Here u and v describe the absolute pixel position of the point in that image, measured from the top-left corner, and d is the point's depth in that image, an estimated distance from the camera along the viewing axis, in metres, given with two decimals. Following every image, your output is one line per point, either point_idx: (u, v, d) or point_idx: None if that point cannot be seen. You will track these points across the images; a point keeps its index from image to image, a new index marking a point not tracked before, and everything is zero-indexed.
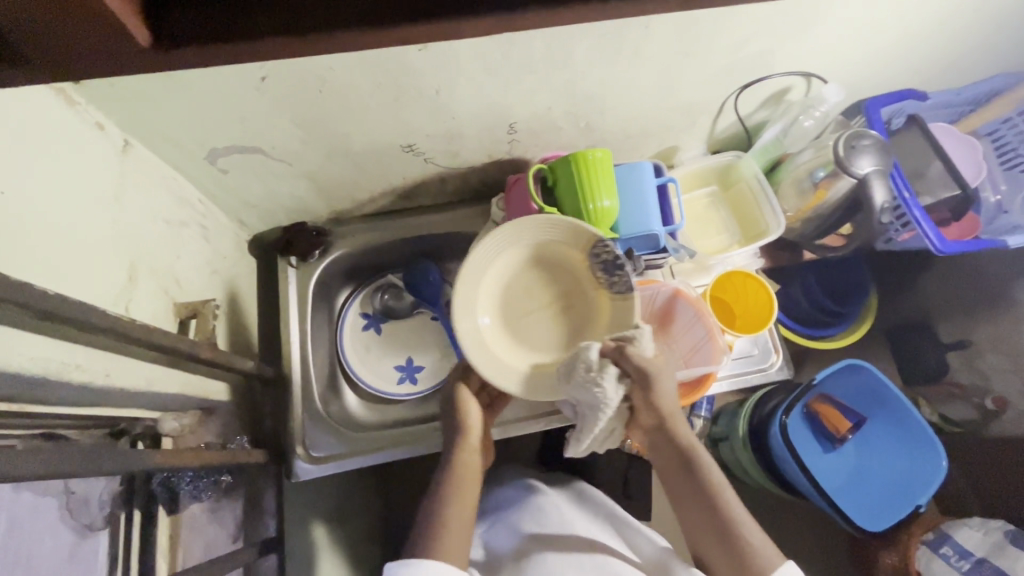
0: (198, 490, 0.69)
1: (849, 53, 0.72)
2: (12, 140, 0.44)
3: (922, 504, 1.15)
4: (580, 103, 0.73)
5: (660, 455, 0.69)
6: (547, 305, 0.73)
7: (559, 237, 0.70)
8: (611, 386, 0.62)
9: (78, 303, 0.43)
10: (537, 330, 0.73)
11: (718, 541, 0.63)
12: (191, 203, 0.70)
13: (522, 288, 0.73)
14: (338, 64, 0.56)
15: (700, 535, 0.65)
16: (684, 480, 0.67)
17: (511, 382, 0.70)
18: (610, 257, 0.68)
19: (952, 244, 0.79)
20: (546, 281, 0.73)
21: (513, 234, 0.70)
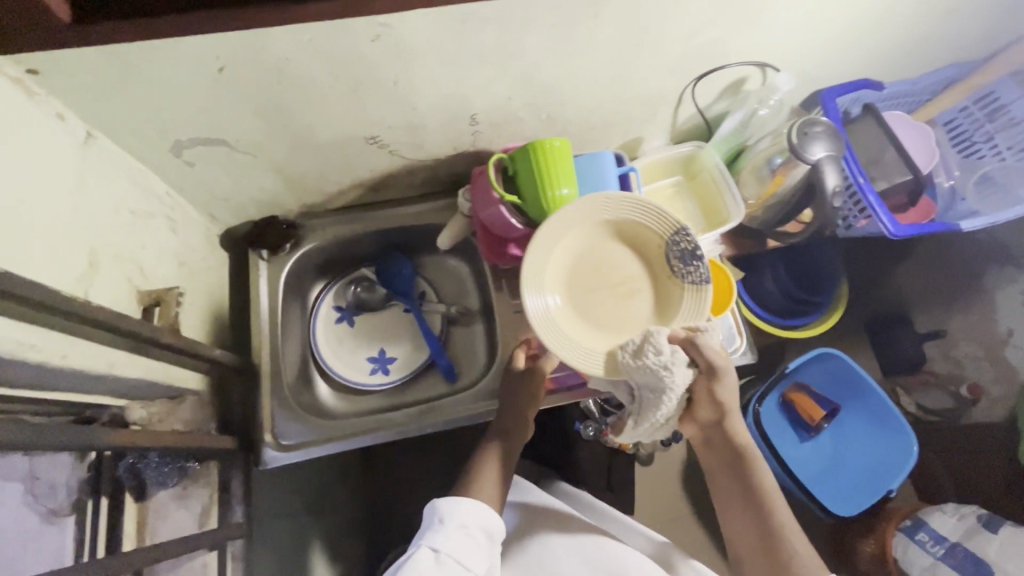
0: (164, 476, 0.69)
1: (799, 43, 0.74)
2: None
3: (894, 490, 1.17)
4: (539, 94, 0.75)
5: (713, 447, 0.77)
6: (617, 284, 0.74)
7: (642, 220, 0.73)
8: (678, 371, 0.64)
9: (33, 282, 0.45)
10: (603, 307, 0.73)
11: (755, 529, 0.74)
12: (158, 195, 0.72)
13: (593, 265, 0.74)
14: (293, 55, 0.58)
15: (740, 523, 0.76)
16: (733, 472, 0.77)
17: (572, 352, 0.70)
18: (689, 247, 0.70)
19: (905, 228, 0.82)
20: (618, 262, 0.74)
21: (591, 212, 0.73)
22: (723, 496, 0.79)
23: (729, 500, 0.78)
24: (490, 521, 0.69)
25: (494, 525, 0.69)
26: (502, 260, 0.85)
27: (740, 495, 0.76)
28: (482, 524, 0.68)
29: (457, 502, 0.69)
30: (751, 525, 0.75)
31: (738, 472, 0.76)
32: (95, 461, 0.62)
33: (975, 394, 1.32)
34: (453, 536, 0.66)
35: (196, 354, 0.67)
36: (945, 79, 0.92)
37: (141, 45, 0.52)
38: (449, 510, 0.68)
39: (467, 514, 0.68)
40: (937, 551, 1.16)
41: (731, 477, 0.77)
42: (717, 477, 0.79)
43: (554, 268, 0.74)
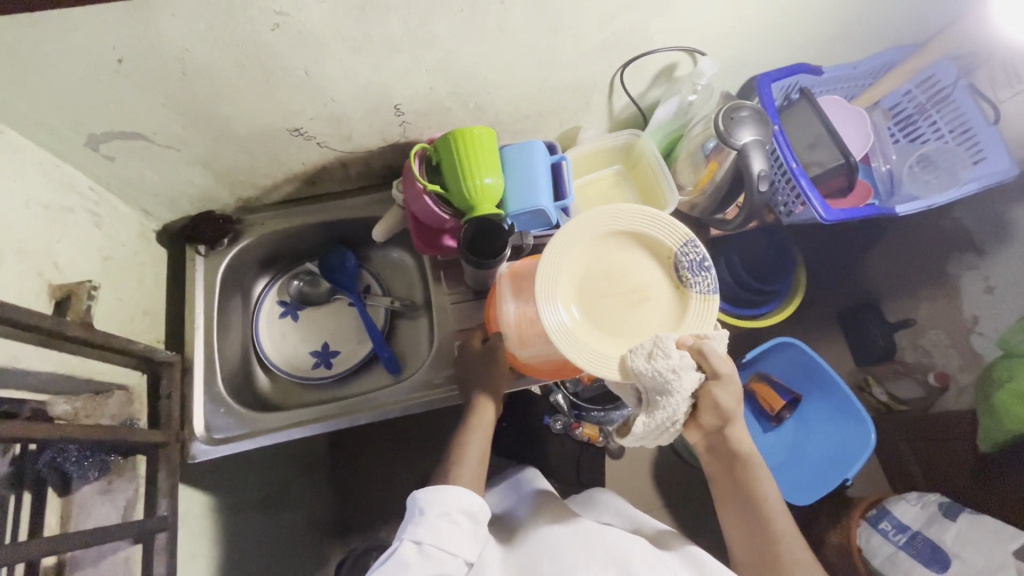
0: (85, 469, 0.69)
1: (720, 27, 0.74)
2: None
3: (849, 479, 1.15)
4: (461, 84, 0.75)
5: (715, 454, 0.75)
6: (627, 293, 0.68)
7: (654, 227, 0.68)
8: (686, 376, 0.61)
9: None
10: (615, 316, 0.67)
11: (752, 536, 0.73)
12: (79, 190, 0.72)
13: (604, 272, 0.68)
14: (192, 45, 0.58)
15: (738, 529, 0.74)
16: (732, 481, 0.74)
17: (586, 360, 0.64)
18: (697, 256, 0.66)
19: (835, 212, 0.83)
20: (632, 269, 0.69)
21: (600, 219, 0.69)
22: (722, 501, 0.76)
23: (728, 505, 0.76)
24: (472, 501, 0.66)
25: (478, 506, 0.66)
26: (436, 251, 0.85)
27: (740, 502, 0.74)
28: (466, 508, 0.65)
29: (437, 490, 0.66)
30: (745, 529, 0.74)
31: (737, 477, 0.74)
32: (18, 455, 0.62)
33: (942, 381, 1.26)
34: (435, 526, 0.63)
35: (113, 348, 0.67)
36: (887, 63, 0.92)
37: (27, 36, 0.52)
38: (429, 500, 0.65)
39: (448, 500, 0.65)
40: (898, 540, 1.10)
41: (731, 482, 0.75)
42: (717, 482, 0.76)
43: (564, 270, 0.68)
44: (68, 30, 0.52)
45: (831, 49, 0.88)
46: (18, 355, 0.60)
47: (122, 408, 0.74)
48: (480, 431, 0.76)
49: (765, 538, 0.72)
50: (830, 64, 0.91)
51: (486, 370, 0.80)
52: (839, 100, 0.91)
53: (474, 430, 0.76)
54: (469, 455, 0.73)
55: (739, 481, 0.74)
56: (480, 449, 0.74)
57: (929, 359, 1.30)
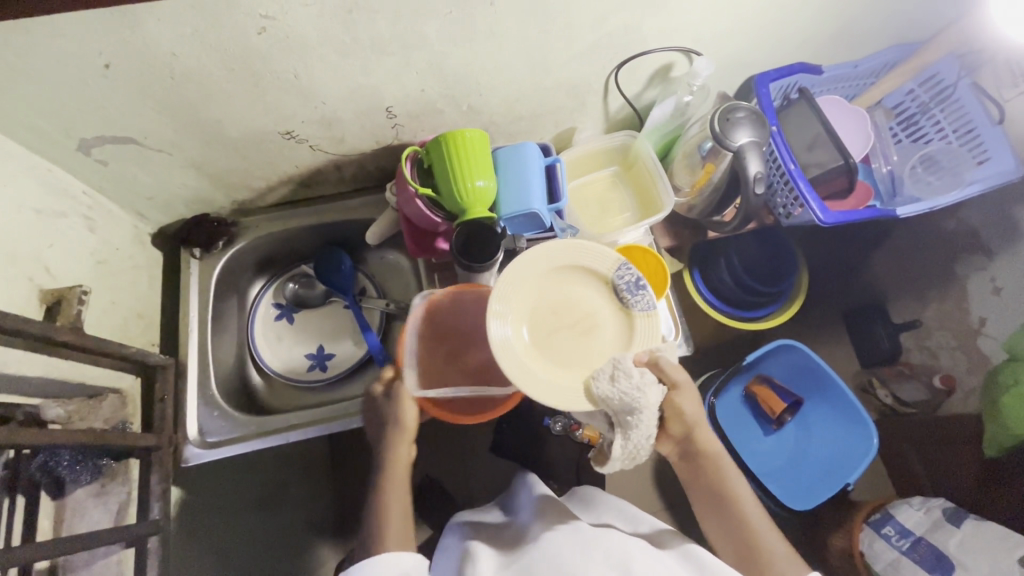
0: (77, 472, 0.69)
1: (716, 27, 0.73)
2: None
3: (851, 484, 1.14)
4: (453, 85, 0.74)
5: (689, 462, 0.75)
6: (576, 323, 0.67)
7: (587, 257, 0.69)
8: (650, 391, 0.62)
9: None
10: (566, 347, 0.66)
11: (732, 538, 0.71)
12: (72, 194, 0.72)
13: (550, 306, 0.68)
14: (180, 49, 0.58)
15: (718, 532, 0.73)
16: (708, 488, 0.74)
17: (535, 391, 0.63)
18: (632, 277, 0.68)
19: (834, 214, 0.81)
20: (580, 297, 0.68)
21: (545, 253, 0.69)
22: (700, 505, 0.76)
23: (706, 510, 0.74)
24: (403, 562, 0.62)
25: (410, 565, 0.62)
26: (429, 254, 0.84)
27: (715, 502, 0.73)
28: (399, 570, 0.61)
29: (371, 562, 0.61)
30: (722, 531, 0.72)
31: (709, 478, 0.74)
32: (11, 458, 0.62)
33: (948, 384, 1.21)
34: None
35: (105, 352, 0.67)
36: (889, 62, 0.90)
37: (14, 42, 0.52)
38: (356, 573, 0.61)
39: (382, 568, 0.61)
40: (902, 545, 1.06)
41: (703, 485, 0.74)
42: (693, 489, 0.76)
43: (508, 303, 0.66)
44: (57, 35, 0.52)
45: (831, 48, 0.86)
46: (5, 361, 0.60)
47: (115, 411, 0.74)
48: (398, 485, 0.73)
49: (743, 536, 0.70)
50: (830, 62, 0.90)
51: (393, 424, 0.74)
52: (840, 99, 0.90)
53: (391, 485, 0.72)
54: (391, 515, 0.69)
55: (716, 487, 0.73)
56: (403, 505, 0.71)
57: (936, 361, 1.28)
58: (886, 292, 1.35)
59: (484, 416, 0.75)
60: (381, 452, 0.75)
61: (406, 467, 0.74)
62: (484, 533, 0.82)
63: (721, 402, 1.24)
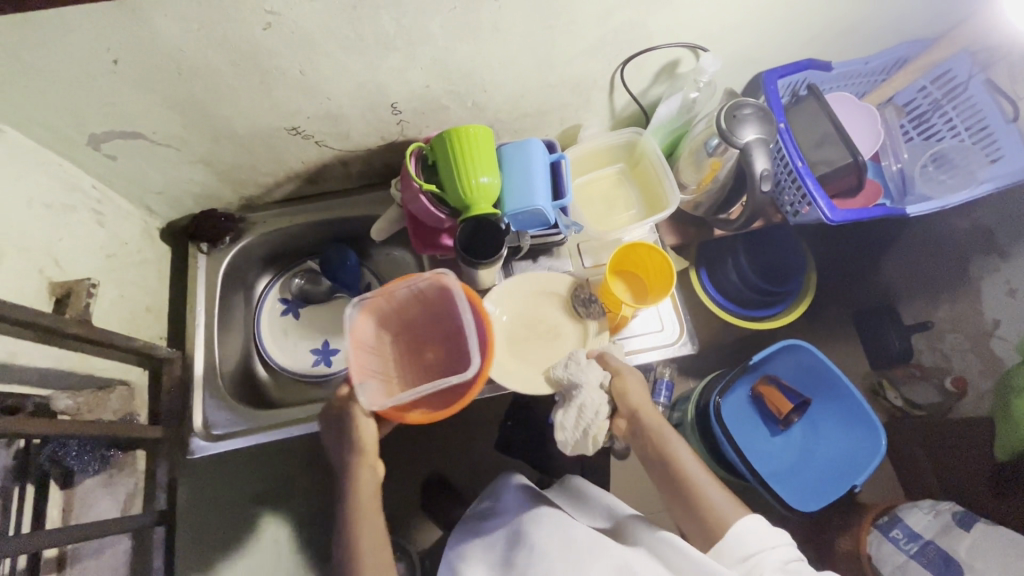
0: (84, 463, 0.70)
1: (723, 22, 0.72)
2: None
3: (858, 485, 1.12)
4: (458, 81, 0.74)
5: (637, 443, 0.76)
6: (543, 331, 0.83)
7: (549, 279, 0.86)
8: (589, 369, 0.75)
9: None
10: (535, 349, 0.82)
11: (687, 510, 0.70)
12: (83, 189, 0.73)
13: (522, 318, 0.83)
14: (186, 45, 0.58)
15: (676, 506, 0.72)
16: (662, 472, 0.73)
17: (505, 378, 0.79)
18: (587, 292, 0.85)
19: (842, 213, 0.80)
20: (547, 311, 0.84)
21: (518, 282, 0.85)
22: (657, 482, 0.74)
23: (662, 485, 0.73)
24: None
25: None
26: (433, 250, 0.84)
27: (667, 476, 0.72)
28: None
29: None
30: (678, 504, 0.71)
31: (657, 452, 0.73)
32: (21, 449, 0.63)
33: (961, 386, 1.22)
34: None
35: (111, 345, 0.68)
36: (901, 58, 0.89)
37: (23, 38, 0.53)
38: None
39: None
40: (909, 549, 1.05)
41: (653, 462, 0.74)
42: (649, 470, 0.75)
43: (499, 310, 0.83)
44: (66, 31, 0.53)
45: (841, 44, 0.85)
46: (15, 352, 0.61)
47: (123, 403, 0.75)
48: (367, 508, 0.70)
49: (694, 504, 0.70)
50: (841, 59, 0.89)
51: (351, 448, 0.72)
52: (850, 97, 0.89)
53: (363, 512, 0.70)
54: (364, 546, 0.68)
55: (671, 470, 0.72)
56: (379, 528, 0.71)
57: (948, 363, 1.26)
58: (897, 292, 1.33)
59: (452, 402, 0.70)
60: (344, 476, 0.72)
61: (372, 490, 0.72)
62: (469, 536, 0.81)
63: (729, 404, 1.22)
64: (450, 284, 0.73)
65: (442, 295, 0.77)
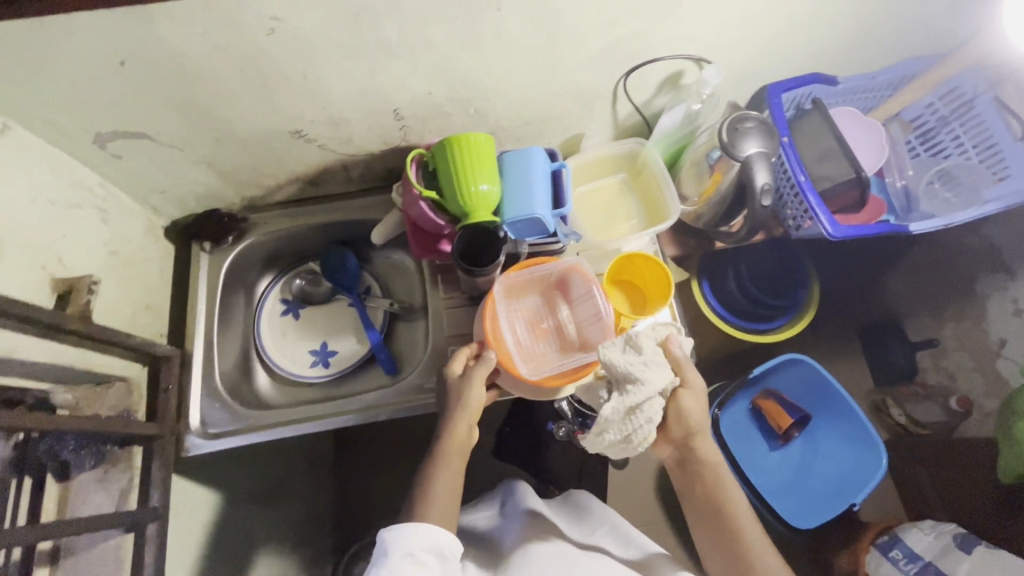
0: (81, 458, 0.70)
1: (727, 35, 0.72)
2: None
3: (857, 504, 1.10)
4: (460, 89, 0.74)
5: (684, 468, 0.77)
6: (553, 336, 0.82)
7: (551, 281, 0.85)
8: (656, 369, 0.69)
9: None
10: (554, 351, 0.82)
11: (727, 546, 0.73)
12: (88, 187, 0.74)
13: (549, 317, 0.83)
14: (191, 48, 0.59)
15: (712, 546, 0.75)
16: (709, 506, 0.74)
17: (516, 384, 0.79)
18: None
19: (844, 229, 0.79)
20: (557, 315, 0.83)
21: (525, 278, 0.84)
22: (699, 515, 0.76)
23: (704, 519, 0.75)
24: (439, 539, 0.64)
25: (443, 543, 0.64)
26: (433, 255, 0.85)
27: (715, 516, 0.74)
28: (432, 546, 0.63)
29: (403, 529, 0.63)
30: (716, 545, 0.74)
31: (705, 490, 0.75)
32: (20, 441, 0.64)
33: (965, 406, 1.20)
34: (399, 567, 0.60)
35: (110, 341, 0.69)
36: (909, 73, 0.88)
37: (34, 39, 0.54)
38: (393, 541, 0.62)
39: (412, 540, 0.62)
40: (910, 570, 1.03)
41: (700, 496, 0.75)
42: (690, 498, 0.77)
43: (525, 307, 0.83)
44: (73, 32, 0.54)
45: (847, 59, 0.85)
46: (16, 346, 0.62)
47: (122, 399, 0.75)
48: (454, 463, 0.71)
49: (736, 554, 0.72)
50: (845, 74, 0.88)
51: (456, 404, 0.73)
52: (856, 112, 0.89)
53: (447, 465, 0.71)
54: (435, 496, 0.68)
55: (720, 508, 0.74)
56: (455, 483, 0.70)
57: (952, 382, 1.24)
58: (902, 308, 1.30)
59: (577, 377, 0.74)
60: (441, 430, 0.74)
61: (463, 447, 0.72)
62: (472, 547, 0.83)
63: (728, 415, 1.22)
64: (588, 274, 0.77)
65: (567, 276, 0.79)
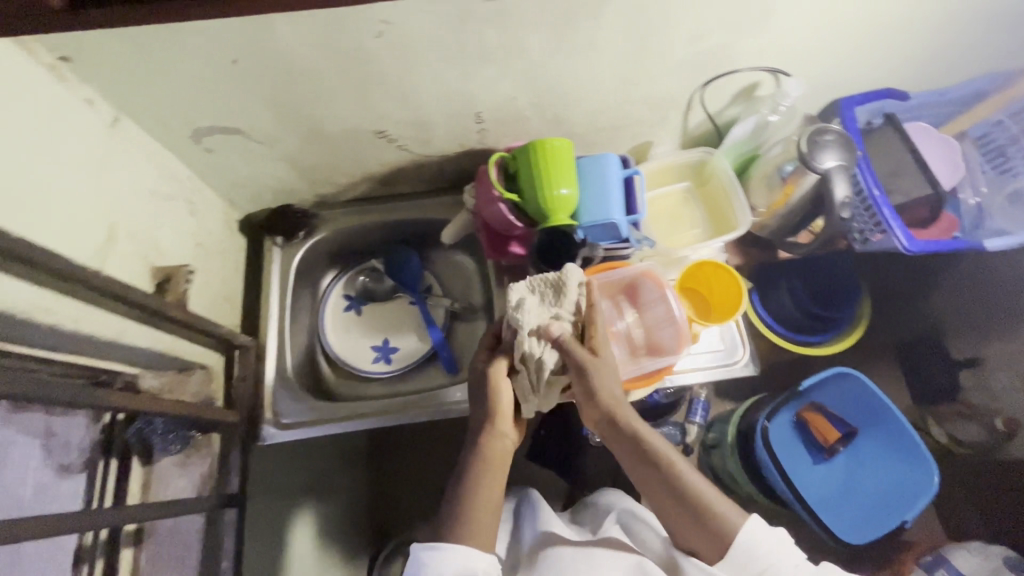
0: (167, 443, 0.73)
1: (810, 48, 0.73)
2: (15, 106, 0.52)
3: (909, 521, 1.10)
4: (544, 94, 0.76)
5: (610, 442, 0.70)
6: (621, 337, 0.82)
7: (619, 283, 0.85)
8: (531, 319, 0.69)
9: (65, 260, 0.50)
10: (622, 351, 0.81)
11: (677, 504, 0.65)
12: (180, 179, 0.77)
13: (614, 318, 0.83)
14: (302, 50, 0.61)
15: (679, 522, 0.65)
16: (644, 472, 0.67)
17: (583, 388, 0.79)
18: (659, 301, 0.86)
19: (920, 243, 0.79)
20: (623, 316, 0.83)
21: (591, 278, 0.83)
22: (648, 493, 0.68)
23: (653, 494, 0.67)
24: (472, 562, 0.59)
25: (480, 568, 0.59)
26: (502, 256, 0.86)
27: (655, 483, 0.66)
28: (465, 569, 0.58)
29: (439, 549, 0.59)
30: (680, 514, 0.65)
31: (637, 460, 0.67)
32: (107, 425, 0.67)
33: (1011, 427, 1.19)
34: None
35: (201, 329, 0.71)
36: (978, 91, 0.88)
37: (161, 38, 0.56)
38: (426, 561, 0.58)
39: (444, 563, 0.58)
40: None
41: (641, 472, 0.67)
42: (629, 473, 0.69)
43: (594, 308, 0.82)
44: (198, 32, 0.56)
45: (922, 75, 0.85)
46: (122, 331, 0.64)
47: (202, 387, 0.77)
48: (492, 474, 0.66)
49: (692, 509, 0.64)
50: (916, 89, 0.89)
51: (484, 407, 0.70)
52: (927, 128, 0.88)
53: (485, 476, 0.66)
54: (479, 507, 0.63)
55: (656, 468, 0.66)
56: (497, 495, 0.65)
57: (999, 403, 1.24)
58: (948, 326, 1.29)
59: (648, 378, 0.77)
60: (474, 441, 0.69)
61: (503, 458, 0.68)
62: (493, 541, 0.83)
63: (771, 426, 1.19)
64: (662, 279, 0.78)
65: (638, 281, 0.80)
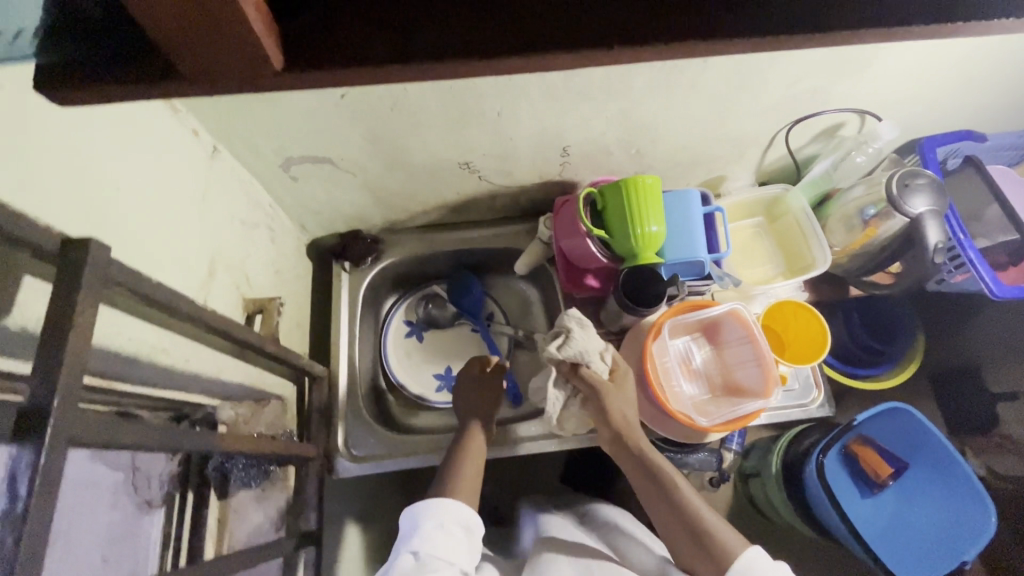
0: (248, 477, 0.71)
1: (906, 92, 0.73)
2: (141, 143, 0.51)
3: (969, 560, 1.06)
4: (634, 131, 0.75)
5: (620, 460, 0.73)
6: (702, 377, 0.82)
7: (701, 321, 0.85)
8: (584, 336, 0.72)
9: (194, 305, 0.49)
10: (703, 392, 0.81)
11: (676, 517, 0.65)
12: (263, 207, 0.76)
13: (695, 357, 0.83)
14: (412, 87, 0.61)
15: (679, 541, 0.64)
16: (650, 488, 0.68)
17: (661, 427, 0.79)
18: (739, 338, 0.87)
19: (1008, 289, 0.78)
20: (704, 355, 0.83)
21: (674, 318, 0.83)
22: (655, 514, 0.68)
23: (657, 513, 0.68)
24: (467, 514, 0.60)
25: (474, 521, 0.60)
26: (578, 290, 0.85)
27: (657, 500, 0.67)
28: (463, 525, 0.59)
29: (432, 502, 0.61)
30: (679, 529, 0.64)
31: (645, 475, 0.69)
32: (185, 458, 0.65)
33: None
34: (430, 534, 0.57)
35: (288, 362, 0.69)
36: None
37: None
38: (422, 512, 0.60)
39: (441, 511, 0.59)
40: None
41: (648, 489, 0.68)
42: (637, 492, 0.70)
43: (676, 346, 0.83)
44: None
45: (1002, 117, 0.85)
46: (221, 366, 0.63)
47: (277, 418, 0.75)
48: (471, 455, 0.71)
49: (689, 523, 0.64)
50: (994, 130, 0.89)
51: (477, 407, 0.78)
52: (1008, 171, 0.89)
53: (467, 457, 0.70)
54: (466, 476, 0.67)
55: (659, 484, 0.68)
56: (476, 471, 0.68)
57: None
58: None
59: (730, 423, 0.74)
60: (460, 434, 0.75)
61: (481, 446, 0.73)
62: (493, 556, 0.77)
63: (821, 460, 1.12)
64: (748, 319, 0.77)
65: (722, 320, 0.80)
